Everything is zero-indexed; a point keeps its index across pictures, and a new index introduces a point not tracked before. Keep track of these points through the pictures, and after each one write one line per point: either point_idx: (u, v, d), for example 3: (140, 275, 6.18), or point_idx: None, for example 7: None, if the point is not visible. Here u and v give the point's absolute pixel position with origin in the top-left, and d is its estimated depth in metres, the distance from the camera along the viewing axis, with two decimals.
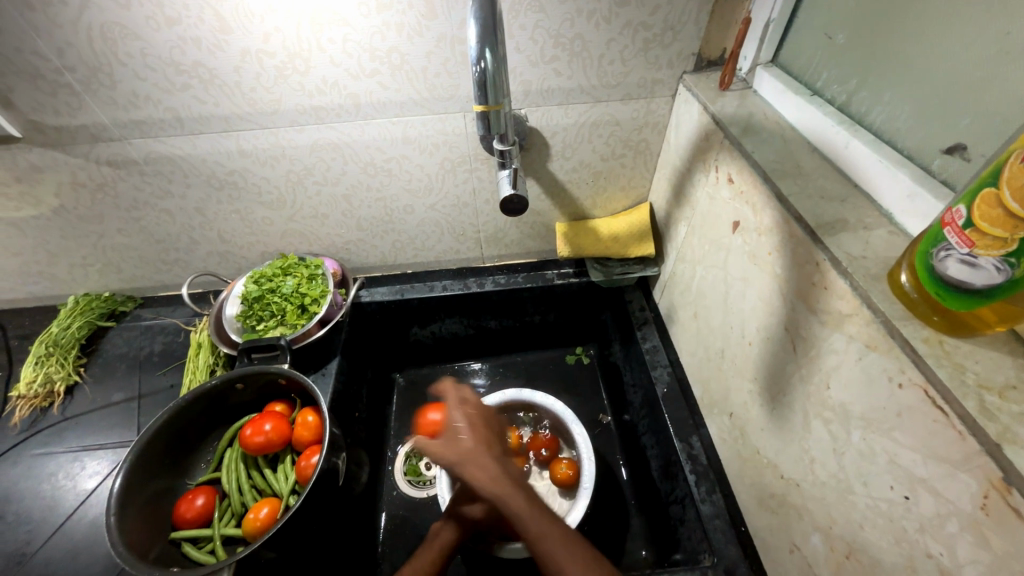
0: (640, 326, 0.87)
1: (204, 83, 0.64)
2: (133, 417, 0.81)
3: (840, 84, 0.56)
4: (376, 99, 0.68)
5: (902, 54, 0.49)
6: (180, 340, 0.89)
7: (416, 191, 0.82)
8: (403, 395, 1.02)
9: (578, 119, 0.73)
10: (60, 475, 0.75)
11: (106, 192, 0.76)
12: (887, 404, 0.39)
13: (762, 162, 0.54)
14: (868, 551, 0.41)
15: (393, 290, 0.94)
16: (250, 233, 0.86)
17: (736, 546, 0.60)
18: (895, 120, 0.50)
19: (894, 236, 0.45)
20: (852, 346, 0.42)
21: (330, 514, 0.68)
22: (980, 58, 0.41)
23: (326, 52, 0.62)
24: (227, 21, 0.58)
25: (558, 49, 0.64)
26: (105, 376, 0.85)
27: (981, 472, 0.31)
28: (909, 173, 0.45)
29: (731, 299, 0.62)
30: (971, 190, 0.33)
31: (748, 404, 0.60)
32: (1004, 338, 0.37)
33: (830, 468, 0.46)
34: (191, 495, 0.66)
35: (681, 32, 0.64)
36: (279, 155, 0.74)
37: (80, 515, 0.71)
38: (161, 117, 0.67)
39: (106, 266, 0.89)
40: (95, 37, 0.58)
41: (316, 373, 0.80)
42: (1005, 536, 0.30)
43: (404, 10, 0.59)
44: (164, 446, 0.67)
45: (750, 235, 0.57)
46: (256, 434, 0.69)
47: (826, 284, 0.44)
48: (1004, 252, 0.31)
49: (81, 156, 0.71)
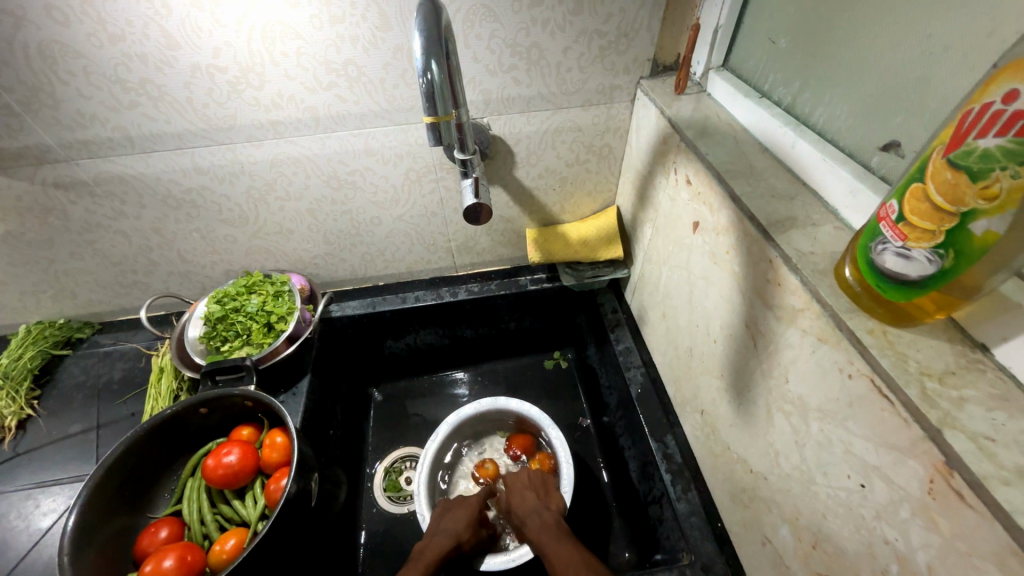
0: (613, 328, 0.87)
1: (153, 101, 0.62)
2: (92, 449, 0.77)
3: (786, 86, 0.58)
4: (335, 112, 0.67)
5: (840, 57, 0.50)
6: (142, 366, 0.86)
7: (382, 203, 0.81)
8: (380, 409, 1.00)
9: (541, 126, 0.74)
10: (12, 515, 0.71)
11: (54, 215, 0.73)
12: (839, 395, 0.40)
13: (716, 163, 0.55)
14: (832, 540, 0.42)
15: (364, 303, 0.93)
16: (213, 251, 0.84)
17: (712, 542, 0.61)
18: (837, 120, 0.52)
19: (840, 231, 0.47)
20: (806, 340, 0.43)
21: (304, 537, 0.66)
22: (907, 59, 0.43)
23: (279, 66, 0.61)
24: (174, 37, 0.57)
25: (515, 57, 0.65)
26: (60, 408, 0.81)
27: (926, 458, 0.32)
28: (851, 170, 0.47)
29: (696, 298, 0.63)
30: (901, 186, 0.35)
31: (717, 400, 0.61)
32: (944, 325, 0.38)
33: (794, 460, 0.46)
34: (153, 528, 0.64)
35: (636, 38, 0.65)
36: (238, 171, 0.72)
37: (34, 557, 0.68)
38: (110, 136, 0.65)
39: (60, 292, 0.85)
40: (33, 56, 0.56)
41: (286, 393, 0.78)
42: (951, 518, 0.31)
43: (357, 23, 0.59)
44: (123, 478, 0.64)
45: (709, 235, 0.58)
46: (220, 466, 0.67)
47: (780, 280, 0.45)
48: (933, 245, 0.33)
49: (25, 179, 0.68)
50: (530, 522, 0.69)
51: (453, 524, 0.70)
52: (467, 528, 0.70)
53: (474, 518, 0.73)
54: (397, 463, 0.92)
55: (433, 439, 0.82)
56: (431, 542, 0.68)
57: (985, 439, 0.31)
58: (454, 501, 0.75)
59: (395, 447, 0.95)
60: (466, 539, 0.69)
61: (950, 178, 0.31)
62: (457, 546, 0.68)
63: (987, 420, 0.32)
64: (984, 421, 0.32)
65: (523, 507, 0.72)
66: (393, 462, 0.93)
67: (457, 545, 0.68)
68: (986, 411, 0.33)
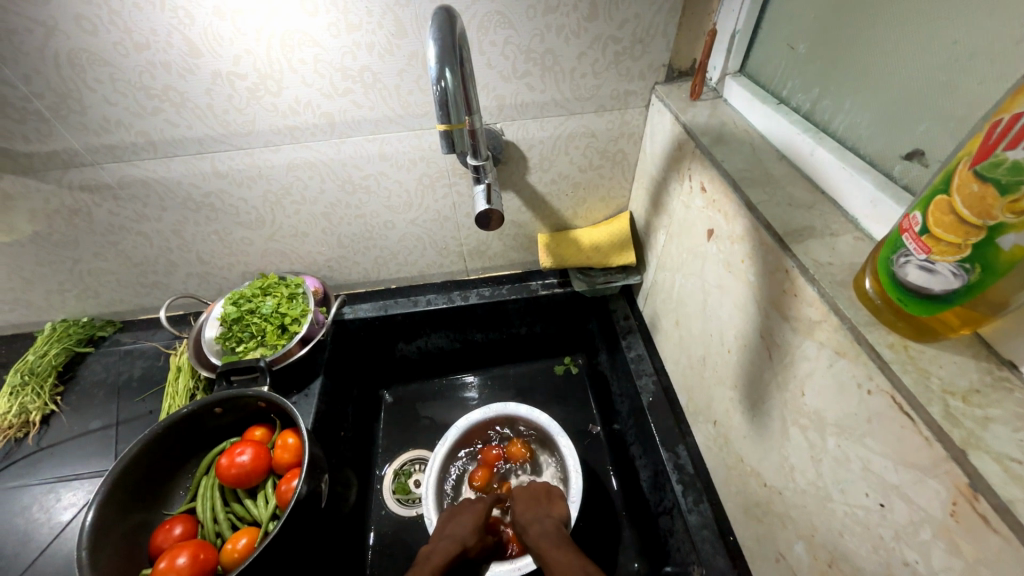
0: (625, 335, 0.87)
1: (175, 107, 0.64)
2: (111, 444, 0.79)
3: (805, 93, 0.57)
4: (350, 118, 0.68)
5: (861, 63, 0.49)
6: (160, 364, 0.88)
7: (396, 207, 0.82)
8: (391, 412, 1.01)
9: (554, 131, 0.74)
10: (34, 508, 0.73)
11: (80, 217, 0.75)
12: (858, 411, 0.38)
13: (732, 170, 0.55)
14: (849, 560, 0.41)
15: (376, 306, 0.94)
16: (230, 254, 0.86)
17: (724, 557, 0.60)
18: (857, 127, 0.50)
19: (860, 241, 0.45)
20: (823, 353, 0.42)
21: (313, 538, 0.67)
22: (931, 66, 0.42)
23: (297, 73, 0.63)
24: (196, 46, 0.58)
25: (529, 64, 0.65)
26: (82, 404, 0.83)
27: (949, 479, 0.31)
28: (872, 179, 0.46)
29: (710, 306, 0.62)
30: (925, 197, 0.34)
31: (730, 412, 0.59)
32: (969, 341, 0.37)
33: (809, 476, 0.45)
34: (168, 525, 0.65)
35: (651, 44, 0.65)
36: (255, 175, 0.74)
37: (55, 549, 0.70)
38: (134, 141, 0.67)
39: (84, 291, 0.88)
40: (63, 64, 0.58)
41: (298, 394, 0.79)
42: (975, 542, 0.30)
43: (373, 30, 0.60)
44: (139, 475, 0.65)
45: (724, 243, 0.57)
46: (233, 465, 0.68)
47: (796, 291, 0.44)
48: (958, 258, 0.32)
49: (54, 182, 0.70)
50: (533, 528, 0.69)
51: (459, 529, 0.70)
52: (472, 534, 0.70)
53: (480, 523, 0.73)
54: (406, 465, 0.93)
55: (441, 444, 0.83)
56: (436, 546, 0.68)
57: (1012, 461, 0.30)
58: (461, 505, 0.76)
59: (405, 450, 0.95)
60: (471, 546, 0.69)
61: (977, 191, 0.30)
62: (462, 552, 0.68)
63: (1015, 442, 0.31)
64: (1012, 442, 0.31)
65: (526, 515, 0.72)
66: (403, 465, 0.93)
67: (462, 551, 0.68)
68: (1013, 431, 0.31)
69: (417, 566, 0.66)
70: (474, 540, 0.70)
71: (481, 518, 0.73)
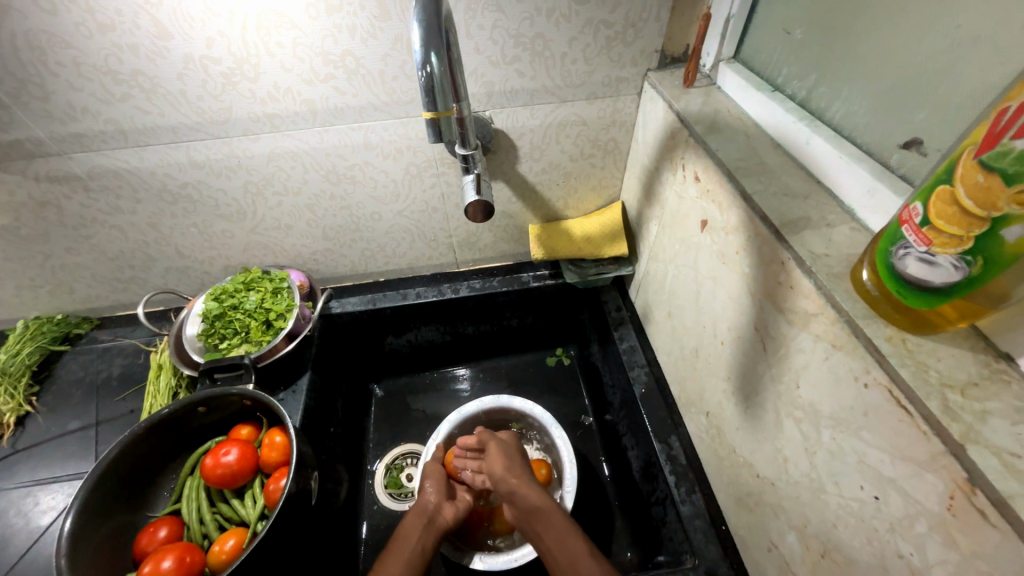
0: (617, 326, 0.86)
1: (146, 93, 0.60)
2: (91, 445, 0.77)
3: (801, 80, 0.56)
4: (333, 105, 0.65)
5: (860, 48, 0.48)
6: (140, 362, 0.85)
7: (382, 198, 0.79)
8: (382, 406, 0.99)
9: (544, 119, 0.72)
10: (11, 512, 0.71)
11: (49, 210, 0.72)
12: (854, 404, 0.38)
13: (727, 160, 0.54)
14: (842, 551, 0.41)
15: (364, 299, 0.92)
16: (210, 247, 0.83)
17: (716, 546, 0.60)
18: (853, 116, 0.50)
19: (856, 232, 0.45)
20: (819, 346, 0.41)
21: (304, 536, 0.65)
22: (931, 52, 0.41)
23: (275, 57, 0.59)
24: (166, 28, 0.55)
25: (519, 49, 0.63)
26: (59, 404, 0.81)
27: (947, 473, 0.31)
28: (870, 168, 0.45)
29: (703, 298, 0.61)
30: (927, 187, 0.33)
31: (723, 403, 0.59)
32: (965, 333, 0.37)
33: (803, 468, 0.45)
34: (151, 528, 0.63)
35: (643, 29, 0.63)
36: (234, 165, 0.70)
37: (34, 555, 0.67)
38: (103, 129, 0.63)
39: (57, 288, 0.84)
40: (21, 46, 0.54)
41: (285, 391, 0.77)
42: (972, 536, 0.30)
43: (355, 12, 0.57)
44: (120, 478, 0.63)
45: (718, 233, 0.56)
46: (219, 465, 0.66)
47: (792, 283, 0.44)
48: (960, 250, 0.31)
49: (18, 174, 0.67)
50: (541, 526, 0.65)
51: (423, 500, 0.70)
52: (438, 498, 0.71)
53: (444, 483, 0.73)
54: (398, 460, 0.92)
55: (434, 438, 0.82)
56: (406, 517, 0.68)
57: (1011, 455, 0.30)
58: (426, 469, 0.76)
59: (397, 444, 0.94)
60: (438, 510, 0.69)
61: (982, 181, 0.29)
62: (431, 523, 0.67)
63: (1013, 435, 0.31)
64: (1009, 436, 0.31)
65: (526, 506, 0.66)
66: (395, 459, 0.92)
67: (430, 519, 0.67)
68: (1011, 425, 0.31)
69: (392, 545, 0.65)
70: (440, 502, 0.70)
71: (441, 477, 0.74)
